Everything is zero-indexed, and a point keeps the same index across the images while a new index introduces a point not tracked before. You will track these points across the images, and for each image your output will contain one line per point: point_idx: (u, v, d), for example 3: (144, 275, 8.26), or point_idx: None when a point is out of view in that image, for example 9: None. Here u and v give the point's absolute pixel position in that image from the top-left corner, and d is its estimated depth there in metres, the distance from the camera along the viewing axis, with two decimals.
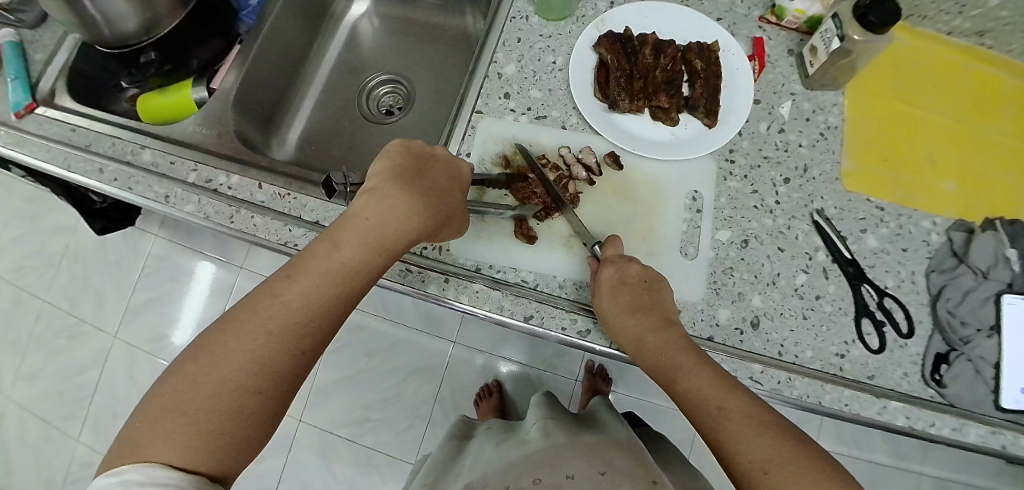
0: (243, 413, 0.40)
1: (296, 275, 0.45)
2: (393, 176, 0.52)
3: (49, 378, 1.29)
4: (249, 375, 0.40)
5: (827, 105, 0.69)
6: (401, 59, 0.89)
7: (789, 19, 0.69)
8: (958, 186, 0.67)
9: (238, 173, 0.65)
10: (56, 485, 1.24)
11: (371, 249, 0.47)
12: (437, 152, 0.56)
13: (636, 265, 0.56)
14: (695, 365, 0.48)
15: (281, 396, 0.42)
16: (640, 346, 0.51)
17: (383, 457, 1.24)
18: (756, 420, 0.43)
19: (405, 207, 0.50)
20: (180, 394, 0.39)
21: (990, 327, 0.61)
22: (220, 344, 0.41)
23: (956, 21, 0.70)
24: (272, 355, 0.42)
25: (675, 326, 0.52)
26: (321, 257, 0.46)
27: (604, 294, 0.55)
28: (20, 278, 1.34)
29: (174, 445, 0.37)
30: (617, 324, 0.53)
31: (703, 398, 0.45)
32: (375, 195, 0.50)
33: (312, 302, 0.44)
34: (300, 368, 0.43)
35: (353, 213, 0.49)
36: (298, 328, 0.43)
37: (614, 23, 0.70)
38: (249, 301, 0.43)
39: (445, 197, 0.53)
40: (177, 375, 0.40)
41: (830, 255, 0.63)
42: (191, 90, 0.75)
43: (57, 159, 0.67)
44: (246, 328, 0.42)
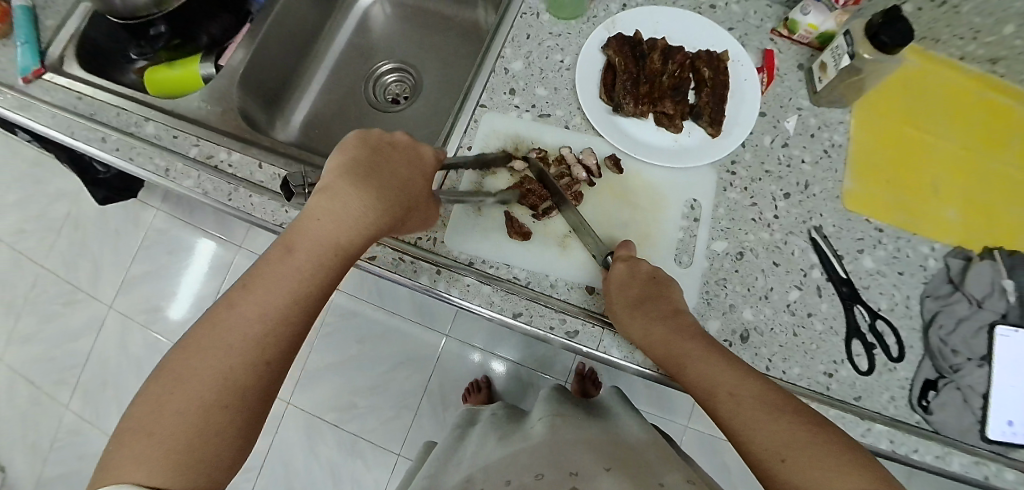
0: (210, 431, 0.39)
1: (251, 286, 0.44)
2: (345, 172, 0.50)
3: (42, 344, 1.30)
4: (213, 390, 0.39)
5: (832, 123, 0.68)
6: (411, 48, 0.89)
7: (802, 33, 0.68)
8: (960, 213, 0.66)
9: (238, 150, 0.65)
10: (42, 450, 1.25)
11: (328, 250, 0.46)
12: (394, 140, 0.54)
13: (646, 262, 0.56)
14: (707, 355, 0.48)
15: (250, 410, 0.41)
16: (650, 337, 0.51)
17: (367, 444, 1.24)
18: (770, 405, 0.43)
19: (359, 205, 0.48)
20: (146, 416, 0.38)
21: (980, 357, 0.60)
22: (182, 364, 0.40)
23: (969, 47, 0.70)
24: (234, 367, 0.41)
25: (684, 317, 0.52)
26: (275, 264, 0.45)
27: (613, 288, 0.55)
28: (19, 242, 1.35)
29: (142, 468, 0.36)
30: (628, 319, 0.53)
31: (716, 386, 0.46)
32: (328, 194, 0.48)
33: (271, 310, 0.43)
34: (269, 378, 0.42)
35: (308, 215, 0.48)
36: (259, 338, 0.42)
37: (625, 26, 0.70)
38: (207, 318, 0.43)
39: (402, 189, 0.52)
40: (144, 398, 0.40)
41: (825, 274, 0.62)
42: (198, 65, 0.77)
43: (61, 126, 0.67)
44: (207, 344, 0.41)
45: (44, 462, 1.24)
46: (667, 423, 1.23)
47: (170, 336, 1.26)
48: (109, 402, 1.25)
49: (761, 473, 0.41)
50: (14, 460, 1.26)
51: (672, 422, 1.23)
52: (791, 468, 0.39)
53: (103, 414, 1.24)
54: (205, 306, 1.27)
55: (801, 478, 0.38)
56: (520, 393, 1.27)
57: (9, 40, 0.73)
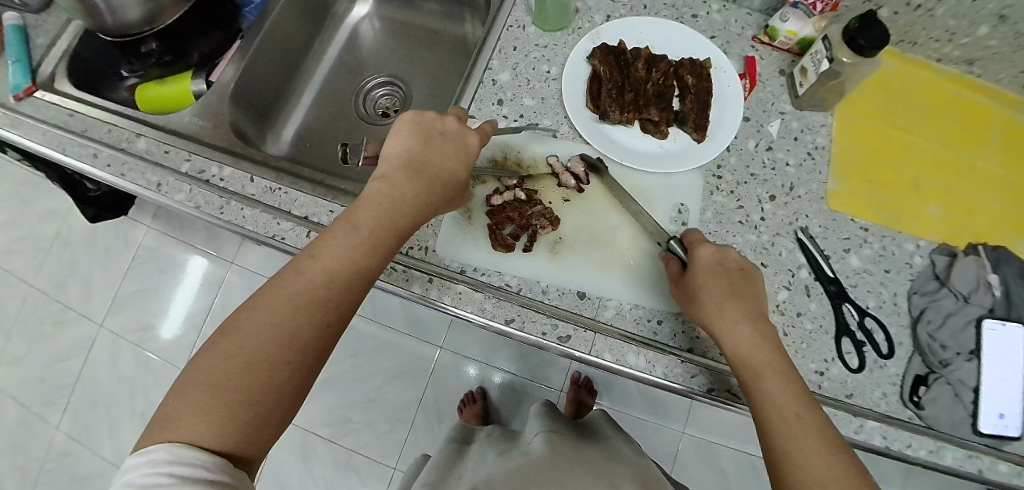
0: (273, 386, 0.40)
1: (318, 254, 0.45)
2: (403, 161, 0.52)
3: (31, 365, 1.28)
4: (278, 348, 0.41)
5: (815, 126, 0.70)
6: (399, 62, 0.90)
7: (782, 39, 0.70)
8: (943, 211, 0.68)
9: (231, 165, 0.65)
10: (32, 473, 1.23)
11: (385, 232, 0.48)
12: (447, 128, 0.55)
13: (733, 251, 0.56)
14: (785, 375, 0.49)
15: (306, 371, 0.42)
16: (734, 336, 0.51)
17: (363, 460, 1.23)
18: (829, 439, 0.45)
19: (412, 192, 0.50)
20: (209, 367, 0.39)
21: (970, 351, 0.60)
22: (249, 320, 0.41)
23: (945, 49, 0.71)
24: (298, 330, 0.42)
25: (768, 324, 0.52)
26: (339, 236, 0.46)
27: (702, 272, 0.54)
28: (8, 262, 1.33)
29: (205, 417, 0.37)
30: (715, 303, 0.52)
31: (782, 404, 0.47)
32: (385, 181, 0.50)
33: (333, 281, 0.44)
34: (326, 343, 0.44)
35: (367, 195, 0.49)
36: (322, 306, 0.44)
37: (609, 36, 0.71)
38: (274, 278, 0.44)
39: (450, 181, 0.54)
40: (206, 350, 0.41)
41: (813, 273, 0.63)
42: (190, 82, 0.77)
43: (52, 142, 0.68)
44: (271, 306, 0.42)
45: (33, 485, 1.22)
46: (665, 430, 1.22)
47: (163, 354, 1.25)
48: (101, 423, 1.23)
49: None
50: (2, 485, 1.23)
51: (670, 428, 1.22)
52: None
53: (94, 435, 1.23)
54: (198, 324, 1.26)
55: None
56: (516, 406, 1.26)
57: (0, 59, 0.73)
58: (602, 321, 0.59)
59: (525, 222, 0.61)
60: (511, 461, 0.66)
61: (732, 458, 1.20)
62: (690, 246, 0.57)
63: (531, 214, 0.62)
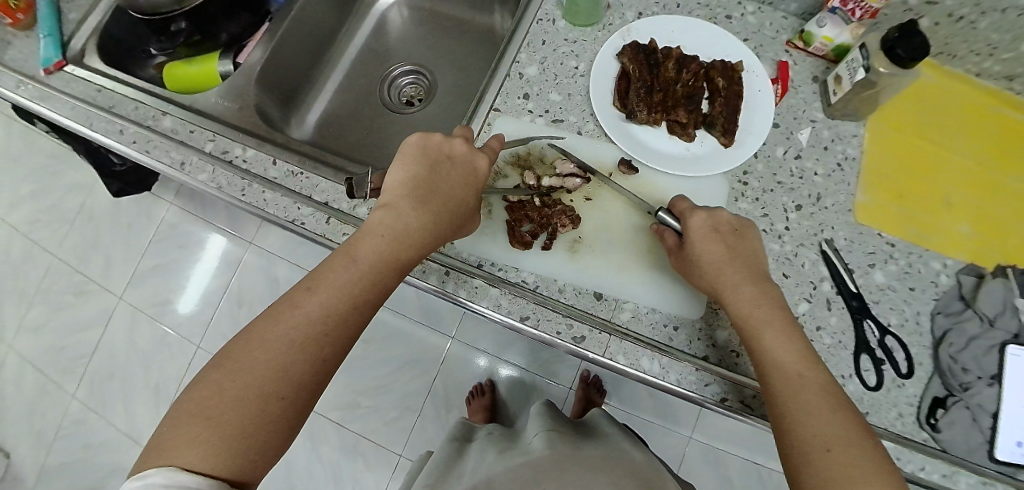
0: (266, 419, 0.41)
1: (315, 287, 0.46)
2: (407, 190, 0.52)
3: (51, 333, 1.31)
4: (273, 382, 0.41)
5: (846, 136, 0.68)
6: (425, 51, 0.89)
7: (817, 45, 0.68)
8: (973, 230, 0.66)
9: (254, 147, 0.66)
10: (48, 437, 1.26)
11: (386, 264, 0.48)
12: (453, 153, 0.55)
13: (725, 213, 0.56)
14: (783, 331, 0.49)
15: (301, 403, 0.43)
16: (733, 299, 0.52)
17: (368, 444, 1.24)
18: (832, 398, 0.45)
19: (415, 222, 0.50)
20: (205, 399, 0.40)
21: (991, 375, 0.59)
22: (246, 353, 0.42)
23: (986, 63, 0.69)
24: (293, 363, 0.43)
25: (769, 284, 0.53)
26: (338, 270, 0.47)
27: (698, 236, 0.55)
28: (34, 231, 1.36)
29: (197, 447, 0.38)
30: (709, 265, 0.53)
31: (783, 364, 0.48)
32: (388, 210, 0.51)
33: (330, 315, 0.45)
34: (322, 377, 0.44)
35: (370, 225, 0.50)
36: (318, 340, 0.44)
37: (640, 34, 0.70)
38: (272, 310, 0.45)
39: (457, 210, 0.53)
40: (202, 381, 0.42)
41: (835, 287, 0.62)
42: (216, 62, 0.78)
43: (81, 117, 0.69)
44: (268, 340, 0.43)
45: (49, 449, 1.26)
46: (670, 433, 1.22)
47: (178, 329, 1.27)
48: (115, 393, 1.26)
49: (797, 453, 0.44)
50: (20, 447, 1.27)
51: (675, 432, 1.22)
52: (834, 458, 0.42)
53: (109, 404, 1.25)
54: (213, 301, 1.28)
55: (842, 467, 0.42)
56: (523, 400, 1.27)
57: (34, 32, 0.74)
58: (617, 323, 0.58)
59: (543, 221, 0.61)
60: (517, 459, 0.66)
61: (737, 466, 1.19)
62: (681, 216, 0.57)
63: (550, 212, 0.61)
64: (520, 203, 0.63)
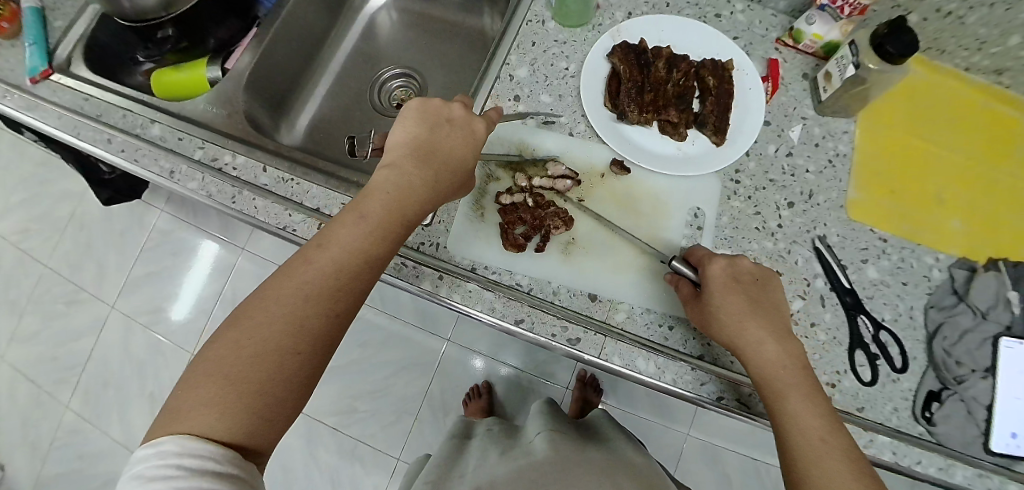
0: (281, 377, 0.40)
1: (326, 244, 0.45)
2: (410, 149, 0.51)
3: (43, 343, 1.30)
4: (289, 338, 0.41)
5: (837, 132, 0.68)
6: (416, 54, 0.89)
7: (806, 42, 0.68)
8: (964, 224, 0.66)
9: (244, 154, 0.65)
10: (42, 449, 1.25)
11: (394, 220, 0.48)
12: (453, 116, 0.54)
13: (745, 261, 0.55)
14: (807, 395, 0.48)
15: (317, 362, 0.42)
16: (757, 356, 0.50)
17: (367, 449, 1.24)
18: (854, 465, 0.45)
19: (421, 179, 0.50)
20: (219, 360, 0.39)
21: (985, 368, 0.59)
22: (258, 311, 0.42)
23: (974, 58, 0.69)
24: (307, 319, 0.42)
25: (793, 340, 0.51)
26: (348, 226, 0.46)
27: (717, 287, 0.53)
28: (23, 241, 1.35)
29: (214, 408, 0.37)
30: (732, 320, 0.51)
31: (807, 427, 0.47)
32: (392, 169, 0.50)
33: (342, 271, 0.44)
34: (336, 334, 0.44)
35: (376, 183, 0.49)
36: (331, 296, 0.43)
37: (630, 34, 0.69)
38: (282, 270, 0.44)
39: (460, 168, 0.53)
40: (215, 342, 0.41)
41: (829, 283, 0.62)
42: (205, 69, 0.77)
43: (67, 126, 0.68)
44: (280, 297, 0.42)
45: (43, 461, 1.24)
46: (668, 431, 1.22)
47: (172, 337, 1.27)
48: (110, 403, 1.25)
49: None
50: (14, 460, 1.26)
51: (674, 430, 1.22)
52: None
53: (103, 414, 1.24)
54: (207, 308, 1.27)
55: None
56: (521, 401, 1.27)
57: (19, 41, 0.74)
58: (613, 324, 0.58)
59: (537, 224, 0.61)
60: (514, 462, 0.66)
61: (735, 462, 1.20)
62: (698, 265, 0.56)
63: (543, 215, 0.61)
64: (511, 205, 0.63)
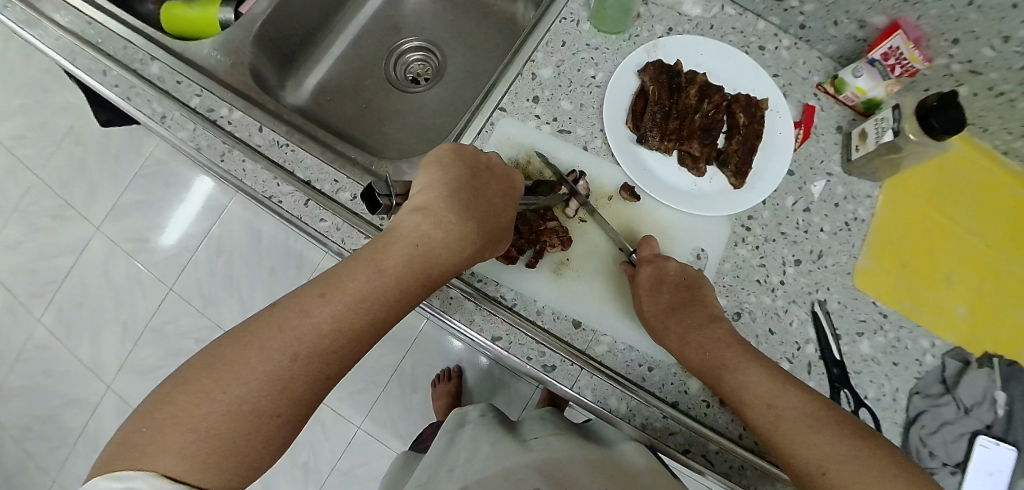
0: (259, 435, 0.38)
1: (329, 295, 0.42)
2: (447, 198, 0.49)
3: (22, 253, 1.27)
4: (271, 396, 0.39)
5: (859, 195, 0.65)
6: (441, 28, 0.84)
7: (847, 95, 0.64)
8: (968, 312, 0.64)
9: (242, 109, 0.62)
10: (9, 359, 1.24)
11: (414, 277, 0.45)
12: (492, 168, 0.54)
13: (672, 263, 0.56)
14: (742, 367, 0.50)
15: (297, 420, 0.41)
16: (685, 351, 0.53)
17: (329, 412, 1.22)
18: (811, 418, 0.47)
19: (455, 234, 0.48)
20: (193, 401, 0.37)
21: (956, 464, 0.59)
22: (243, 359, 0.39)
23: (1015, 143, 0.66)
24: (296, 377, 0.40)
25: (720, 324, 0.54)
26: (359, 279, 0.43)
27: (643, 291, 0.55)
28: (16, 147, 1.30)
29: (184, 453, 0.35)
30: (658, 324, 0.54)
31: (750, 396, 0.49)
32: (424, 217, 0.47)
33: (342, 331, 0.41)
34: (321, 392, 0.42)
35: (401, 232, 0.46)
36: (325, 354, 0.41)
37: (666, 52, 0.65)
38: (276, 313, 0.41)
39: (496, 223, 0.51)
40: (188, 385, 0.38)
41: (819, 351, 0.60)
42: (217, 9, 0.72)
43: (63, 50, 0.64)
44: (271, 348, 0.39)
45: (8, 371, 1.23)
46: None
47: (153, 269, 1.24)
48: (83, 325, 1.23)
49: (801, 477, 0.46)
50: None
51: None
52: (831, 480, 0.44)
53: (74, 335, 1.23)
54: (191, 247, 1.24)
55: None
56: (492, 393, 1.27)
57: None
58: (592, 355, 0.56)
59: (533, 239, 0.58)
60: None
61: None
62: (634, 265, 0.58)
63: (542, 231, 0.58)
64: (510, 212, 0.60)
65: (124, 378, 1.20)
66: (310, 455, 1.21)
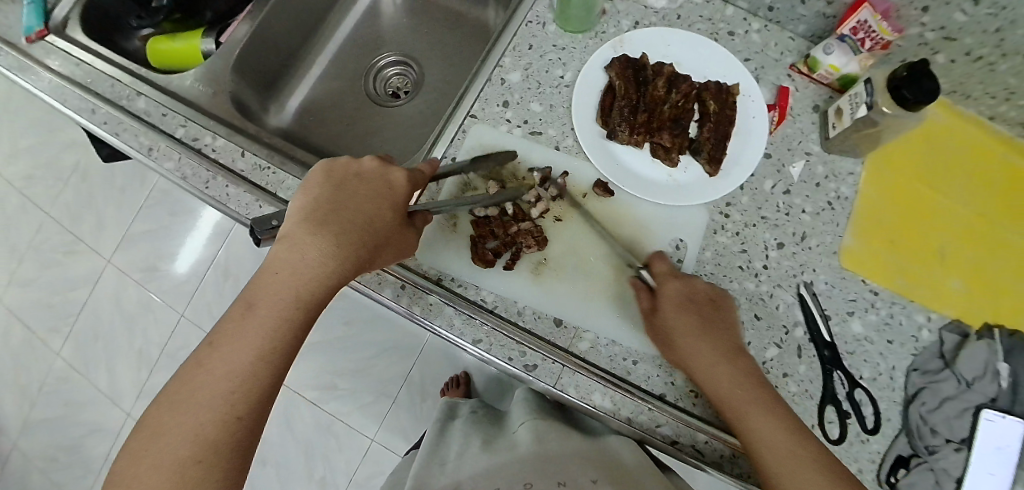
0: (190, 481, 0.40)
1: (215, 342, 0.44)
2: (307, 218, 0.49)
3: (41, 289, 1.32)
4: (187, 445, 0.41)
5: (841, 173, 0.64)
6: (416, 41, 0.86)
7: (822, 73, 0.63)
8: (964, 285, 0.62)
9: (225, 136, 0.64)
10: (33, 393, 1.29)
11: (290, 301, 0.46)
12: (360, 171, 0.53)
13: (699, 281, 0.57)
14: (756, 382, 0.51)
15: (227, 460, 0.42)
16: (710, 361, 0.52)
17: (341, 425, 1.24)
18: (790, 426, 0.49)
19: (318, 249, 0.47)
20: (129, 467, 0.41)
21: (961, 440, 0.58)
22: (158, 421, 0.42)
23: (1001, 108, 0.64)
24: (204, 423, 0.41)
25: (738, 342, 0.54)
26: (238, 321, 0.45)
27: (671, 303, 0.54)
28: (28, 187, 1.35)
29: None
30: (688, 334, 0.53)
31: (722, 393, 0.51)
32: (287, 244, 0.48)
33: (233, 368, 0.43)
34: (247, 429, 0.43)
35: (269, 267, 0.47)
36: (226, 395, 0.42)
37: (633, 47, 0.65)
38: (180, 374, 0.44)
39: (369, 225, 0.50)
40: (127, 454, 0.42)
41: (808, 333, 0.59)
42: (199, 40, 0.76)
43: (54, 91, 0.66)
44: (177, 404, 0.42)
45: (33, 403, 1.29)
46: None
47: (164, 296, 1.28)
48: (100, 355, 1.28)
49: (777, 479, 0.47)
50: (6, 399, 1.30)
51: None
52: (805, 479, 0.46)
53: (94, 365, 1.28)
54: (199, 272, 1.27)
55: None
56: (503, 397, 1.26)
57: None
58: (575, 352, 0.57)
59: (506, 241, 0.59)
60: None
61: (707, 480, 1.13)
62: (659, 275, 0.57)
63: (517, 232, 0.59)
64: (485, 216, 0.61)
65: (144, 402, 1.25)
66: (325, 468, 1.24)
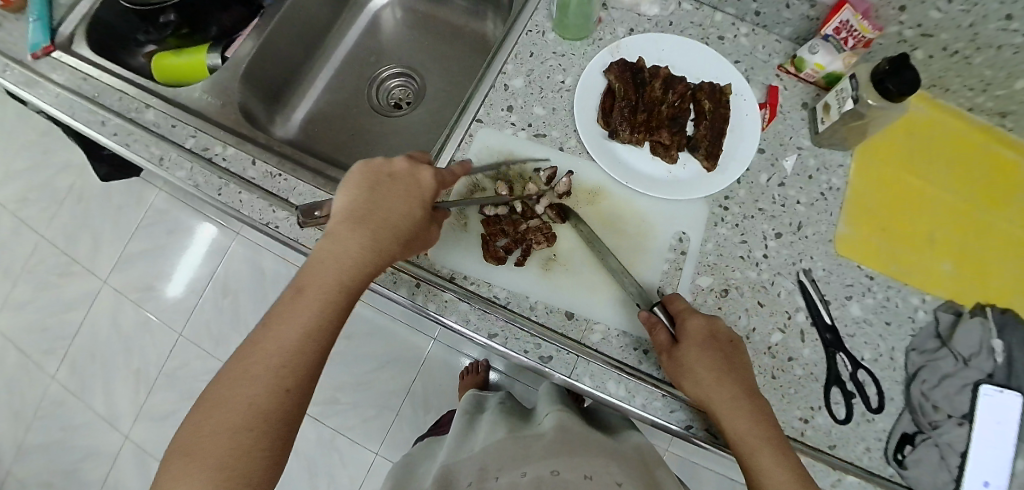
0: (245, 452, 0.41)
1: (269, 322, 0.45)
2: (346, 215, 0.50)
3: (34, 312, 1.30)
4: (241, 416, 0.41)
5: (832, 165, 0.67)
6: (417, 54, 0.89)
7: (808, 72, 0.67)
8: (954, 268, 0.65)
9: (235, 145, 0.66)
10: (25, 418, 1.26)
11: (336, 286, 0.47)
12: (395, 170, 0.53)
13: (721, 323, 0.56)
14: (763, 417, 0.51)
15: (276, 433, 0.42)
16: (731, 404, 0.51)
17: (345, 440, 1.23)
18: (783, 448, 0.50)
19: (356, 243, 0.48)
20: (190, 437, 0.41)
21: (962, 415, 0.59)
22: (215, 395, 0.43)
23: (978, 99, 0.68)
24: (257, 395, 0.42)
25: (752, 378, 0.53)
26: (287, 303, 0.46)
27: (696, 344, 0.53)
28: (21, 210, 1.34)
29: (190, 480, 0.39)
30: (709, 376, 0.51)
31: (740, 433, 0.50)
32: (330, 236, 0.49)
33: (284, 343, 0.44)
34: (293, 404, 0.44)
35: (316, 256, 0.48)
36: (277, 370, 0.43)
37: (629, 51, 0.69)
38: (236, 353, 0.45)
39: (400, 223, 0.51)
40: (185, 429, 0.42)
41: (810, 318, 0.61)
42: (205, 55, 0.78)
43: (63, 105, 0.68)
44: (233, 378, 0.43)
45: (27, 429, 1.26)
46: None
47: (161, 315, 1.27)
48: (96, 377, 1.26)
49: None
50: None
51: None
52: None
53: (89, 387, 1.25)
54: (198, 289, 1.27)
55: None
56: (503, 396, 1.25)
57: (23, 15, 0.73)
58: (587, 344, 0.58)
59: (517, 238, 0.61)
60: None
61: (713, 480, 1.12)
62: (677, 316, 0.55)
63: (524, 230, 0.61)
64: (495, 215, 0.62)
65: (142, 423, 1.23)
66: (329, 484, 1.22)
